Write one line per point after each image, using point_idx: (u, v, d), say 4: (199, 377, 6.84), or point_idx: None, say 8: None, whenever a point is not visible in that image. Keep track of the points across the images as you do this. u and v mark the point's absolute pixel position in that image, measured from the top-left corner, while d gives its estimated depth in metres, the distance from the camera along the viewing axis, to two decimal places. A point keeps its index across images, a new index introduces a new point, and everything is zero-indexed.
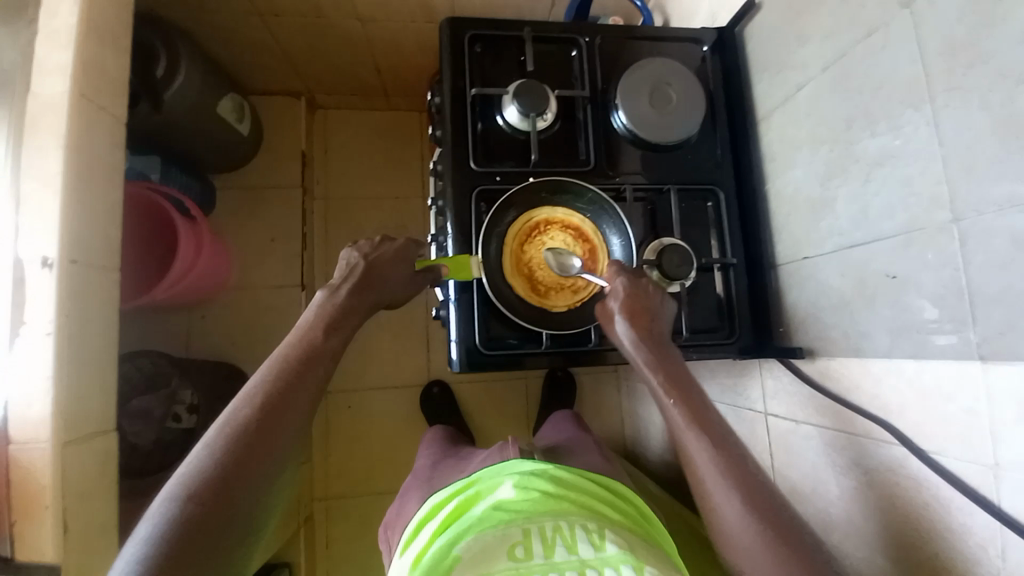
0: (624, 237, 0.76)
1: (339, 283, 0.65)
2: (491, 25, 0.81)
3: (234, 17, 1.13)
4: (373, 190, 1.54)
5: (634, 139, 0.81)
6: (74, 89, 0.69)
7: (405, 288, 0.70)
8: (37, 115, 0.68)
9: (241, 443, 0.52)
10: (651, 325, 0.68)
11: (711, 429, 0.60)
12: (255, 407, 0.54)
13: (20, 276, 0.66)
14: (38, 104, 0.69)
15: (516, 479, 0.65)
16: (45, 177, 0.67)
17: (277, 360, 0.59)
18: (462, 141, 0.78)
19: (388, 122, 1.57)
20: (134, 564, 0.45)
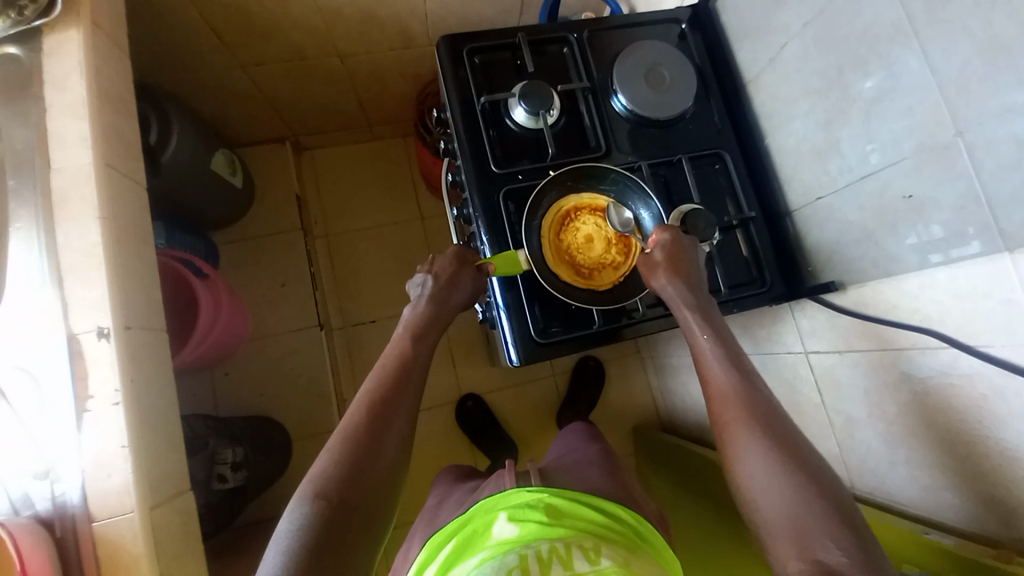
0: (652, 209, 0.80)
1: (417, 305, 0.72)
2: (485, 37, 0.85)
3: (217, 71, 1.16)
4: (371, 219, 1.56)
5: (636, 119, 0.86)
6: (98, 160, 0.72)
7: (467, 288, 0.74)
8: (71, 190, 0.71)
9: (359, 449, 0.59)
10: (688, 271, 0.72)
11: (745, 370, 0.64)
12: (366, 410, 0.62)
13: (76, 349, 0.66)
14: (66, 181, 0.71)
15: (512, 511, 0.66)
16: (86, 249, 0.69)
17: (380, 369, 0.67)
18: (480, 147, 0.81)
19: (375, 151, 1.60)
20: (283, 550, 0.52)
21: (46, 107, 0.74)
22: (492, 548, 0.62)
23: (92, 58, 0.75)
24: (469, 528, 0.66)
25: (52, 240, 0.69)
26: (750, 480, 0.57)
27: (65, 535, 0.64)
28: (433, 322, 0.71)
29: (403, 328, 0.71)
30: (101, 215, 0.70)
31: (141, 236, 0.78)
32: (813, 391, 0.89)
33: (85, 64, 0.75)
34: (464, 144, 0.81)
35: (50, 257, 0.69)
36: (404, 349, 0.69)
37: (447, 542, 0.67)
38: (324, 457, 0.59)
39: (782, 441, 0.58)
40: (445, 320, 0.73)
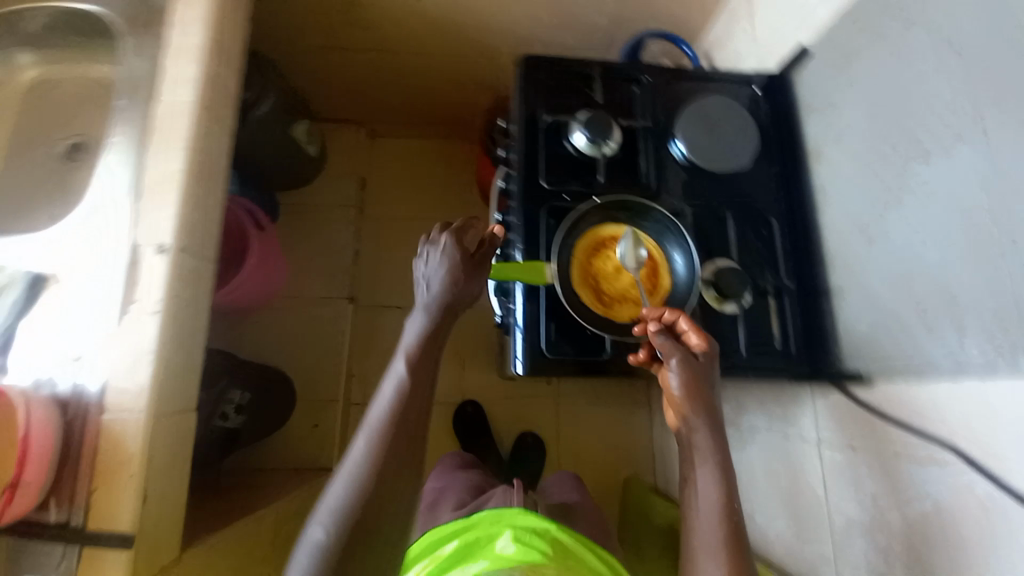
0: (687, 255, 0.80)
1: (438, 273, 0.75)
2: (561, 62, 0.90)
3: (316, 52, 1.27)
4: (422, 212, 1.64)
5: (690, 167, 0.87)
6: (196, 98, 0.80)
7: (489, 255, 0.77)
8: (167, 121, 0.79)
9: (394, 440, 0.67)
10: (705, 387, 0.69)
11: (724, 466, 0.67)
12: (387, 414, 0.68)
13: (136, 259, 0.74)
14: (166, 111, 0.79)
15: (516, 532, 0.73)
16: (167, 172, 0.77)
17: (402, 355, 0.72)
18: (533, 161, 0.85)
19: (441, 150, 1.68)
20: (337, 511, 0.63)
21: (164, 43, 0.83)
22: (493, 558, 0.70)
23: (214, 10, 0.84)
24: (472, 535, 0.76)
25: (142, 159, 0.78)
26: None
27: (74, 419, 0.69)
28: (464, 285, 0.75)
29: (426, 295, 0.75)
30: (188, 147, 0.78)
31: (217, 174, 0.86)
32: (818, 482, 0.84)
33: (207, 15, 0.84)
34: (520, 155, 0.85)
35: (137, 174, 0.78)
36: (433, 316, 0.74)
37: (450, 540, 0.77)
38: (350, 460, 0.66)
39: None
40: (477, 285, 0.76)
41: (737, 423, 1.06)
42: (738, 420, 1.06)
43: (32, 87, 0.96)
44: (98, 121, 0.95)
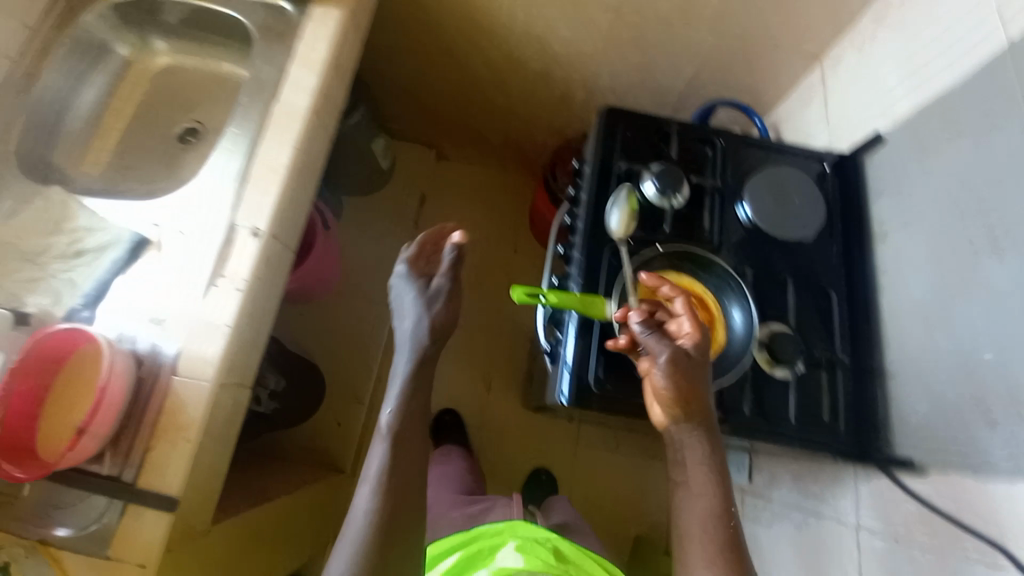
0: (745, 312, 0.83)
1: (409, 296, 0.92)
2: (641, 117, 0.96)
3: (409, 72, 1.40)
4: (472, 235, 1.71)
5: (753, 230, 0.90)
6: (310, 103, 0.89)
7: (452, 268, 0.93)
8: (282, 120, 0.88)
9: (401, 442, 0.78)
10: (695, 390, 0.70)
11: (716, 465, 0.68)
12: (394, 411, 0.81)
13: (232, 238, 0.81)
14: (282, 111, 0.88)
15: (518, 542, 0.82)
16: (273, 164, 0.85)
17: (404, 359, 0.87)
18: (602, 203, 0.90)
19: (499, 180, 1.77)
20: (369, 503, 0.73)
21: (291, 53, 0.92)
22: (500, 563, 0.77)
23: (340, 32, 0.94)
24: (475, 548, 0.83)
25: (253, 150, 0.86)
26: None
27: (147, 377, 0.73)
28: (435, 296, 0.91)
29: (405, 311, 0.91)
30: (296, 144, 0.86)
31: (312, 172, 0.94)
32: (851, 569, 0.81)
33: (332, 34, 0.94)
34: (590, 195, 0.90)
35: (247, 162, 0.85)
36: (421, 322, 0.89)
37: (452, 554, 0.83)
38: (379, 455, 0.77)
39: None
40: (453, 295, 0.92)
41: (765, 495, 1.03)
42: (768, 493, 1.03)
43: (163, 74, 1.07)
44: (216, 113, 1.05)
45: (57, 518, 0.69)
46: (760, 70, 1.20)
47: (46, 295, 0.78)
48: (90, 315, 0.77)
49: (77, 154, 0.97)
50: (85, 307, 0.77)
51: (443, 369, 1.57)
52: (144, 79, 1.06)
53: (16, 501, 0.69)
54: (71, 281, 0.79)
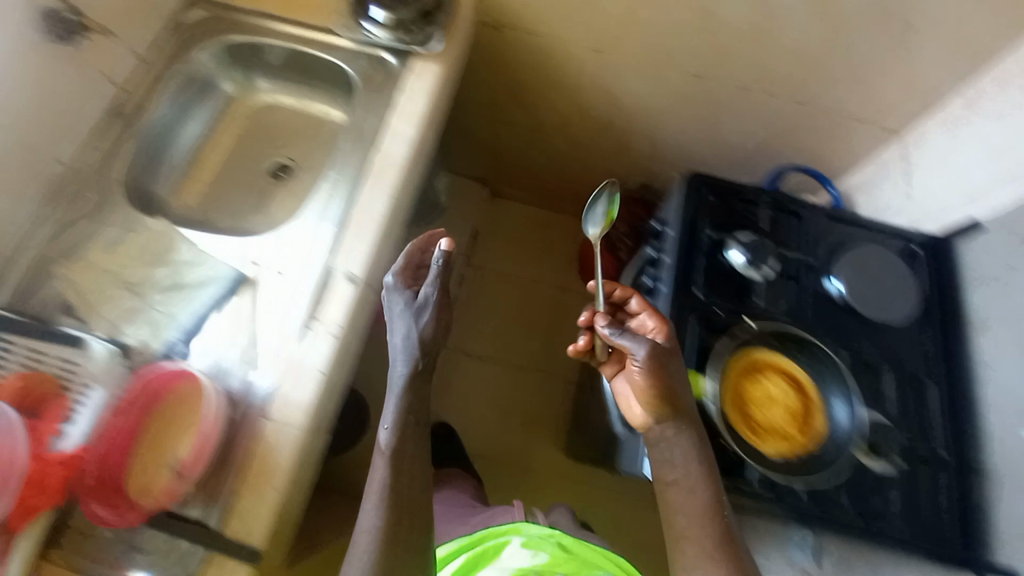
0: (849, 405, 0.81)
1: (396, 308, 0.86)
2: (729, 184, 0.96)
3: (479, 115, 1.43)
4: (522, 274, 1.72)
5: (844, 308, 0.88)
6: (408, 154, 0.92)
7: (440, 276, 0.88)
8: (380, 168, 0.91)
9: (407, 456, 0.81)
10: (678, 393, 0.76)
11: (699, 472, 0.73)
12: (392, 429, 0.81)
13: (327, 282, 0.82)
14: (381, 159, 0.91)
15: (524, 540, 0.88)
16: (371, 211, 0.87)
17: (397, 367, 0.85)
18: (690, 269, 0.89)
19: (551, 221, 1.78)
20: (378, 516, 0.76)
21: (392, 105, 0.96)
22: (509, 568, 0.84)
23: (439, 87, 0.98)
24: (480, 548, 0.88)
25: (351, 196, 0.89)
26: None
27: (238, 419, 0.74)
28: (422, 308, 0.86)
29: (394, 323, 0.86)
30: (392, 195, 0.89)
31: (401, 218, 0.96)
32: None
33: (431, 88, 0.98)
34: (677, 259, 0.90)
35: (345, 211, 0.87)
36: (410, 335, 0.85)
37: (459, 556, 0.88)
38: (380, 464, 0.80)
39: None
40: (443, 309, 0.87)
41: None
42: None
43: (258, 112, 1.11)
44: (306, 153, 1.10)
45: (134, 561, 0.67)
46: (838, 141, 1.21)
47: (142, 327, 0.80)
48: (186, 351, 0.79)
49: (175, 186, 1.02)
50: (182, 342, 0.79)
51: (486, 408, 1.57)
52: (240, 115, 1.10)
53: (90, 538, 0.68)
54: (168, 315, 0.81)
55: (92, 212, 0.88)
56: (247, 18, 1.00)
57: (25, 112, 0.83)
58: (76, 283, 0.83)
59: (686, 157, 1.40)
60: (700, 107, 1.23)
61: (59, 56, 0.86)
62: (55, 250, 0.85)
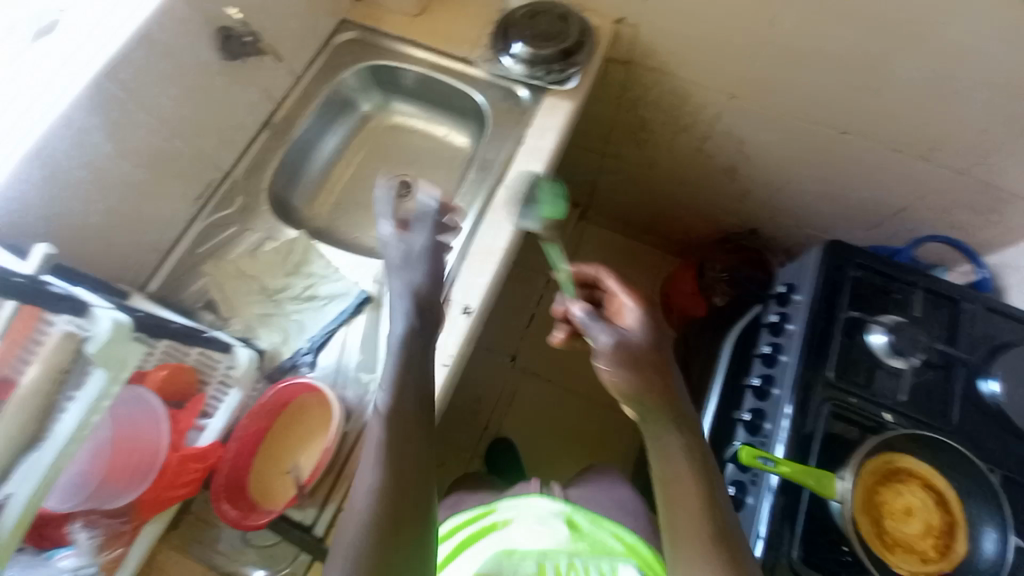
0: (1003, 533, 0.71)
1: (392, 258, 0.80)
2: (875, 258, 0.91)
3: (591, 145, 1.47)
4: None
5: (998, 415, 0.80)
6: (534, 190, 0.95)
7: (434, 230, 0.83)
8: (507, 202, 0.95)
9: (401, 426, 0.64)
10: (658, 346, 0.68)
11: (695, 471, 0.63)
12: (387, 393, 0.66)
13: (443, 310, 0.86)
14: (507, 194, 0.95)
15: (532, 518, 0.86)
16: (493, 245, 0.91)
17: (396, 326, 0.72)
18: (821, 345, 0.85)
19: (637, 251, 1.76)
20: (370, 499, 0.59)
21: (524, 140, 1.00)
22: (505, 549, 0.82)
23: (568, 126, 1.01)
24: (483, 525, 0.86)
25: (476, 226, 0.93)
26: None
27: (351, 435, 0.78)
28: (414, 260, 0.79)
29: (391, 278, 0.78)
30: (515, 230, 0.92)
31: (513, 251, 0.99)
32: None
33: (563, 127, 1.00)
34: (808, 331, 0.85)
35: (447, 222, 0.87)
36: (410, 284, 0.76)
37: (463, 531, 0.86)
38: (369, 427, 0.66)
39: None
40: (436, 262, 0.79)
41: None
42: None
43: (389, 131, 1.17)
44: (429, 176, 1.15)
45: (243, 559, 0.71)
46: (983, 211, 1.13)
47: (275, 334, 0.85)
48: (312, 362, 0.83)
49: (311, 194, 1.09)
50: (309, 353, 0.83)
51: (550, 437, 1.55)
52: (374, 132, 1.17)
53: (207, 529, 0.73)
54: (299, 325, 0.86)
55: (240, 216, 0.96)
56: (397, 45, 1.09)
57: (208, 123, 0.91)
58: (221, 282, 0.90)
59: (799, 205, 1.36)
60: (829, 152, 1.19)
61: (240, 72, 0.92)
62: (199, 249, 0.93)
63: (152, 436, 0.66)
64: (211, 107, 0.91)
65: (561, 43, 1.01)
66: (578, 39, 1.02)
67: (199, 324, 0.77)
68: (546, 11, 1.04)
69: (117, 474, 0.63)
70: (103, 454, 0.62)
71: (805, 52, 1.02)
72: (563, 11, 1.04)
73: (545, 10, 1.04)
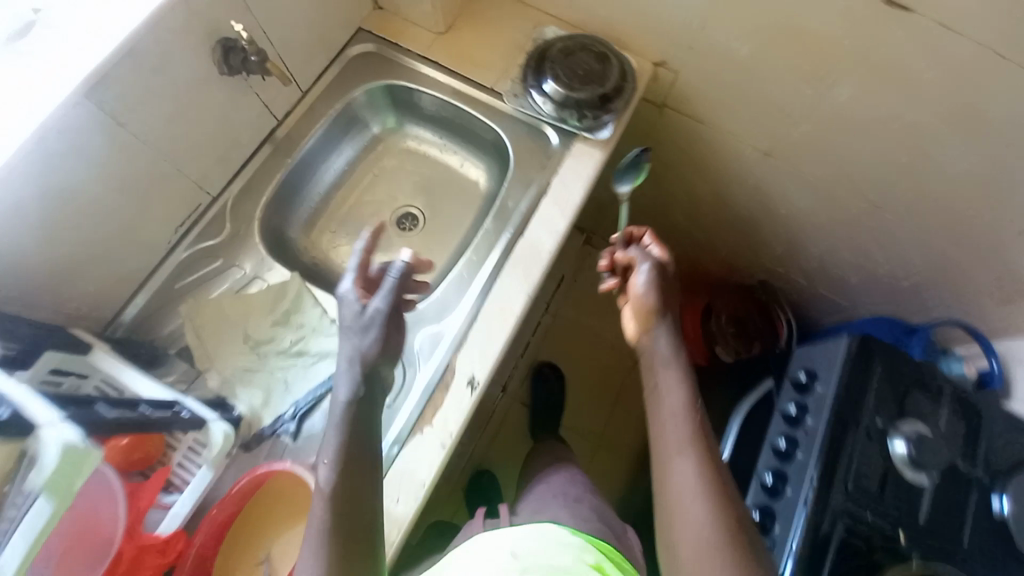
0: None
1: (347, 317, 0.70)
2: (902, 355, 0.87)
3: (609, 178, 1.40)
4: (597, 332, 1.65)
5: (1007, 538, 0.79)
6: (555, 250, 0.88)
7: (397, 298, 0.70)
8: (526, 260, 0.87)
9: (344, 490, 0.59)
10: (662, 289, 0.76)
11: (713, 449, 0.62)
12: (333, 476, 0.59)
13: (447, 381, 0.80)
14: (526, 250, 0.87)
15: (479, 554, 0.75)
16: (506, 309, 0.84)
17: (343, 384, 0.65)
18: (842, 447, 0.81)
19: None
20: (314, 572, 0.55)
21: (546, 191, 0.92)
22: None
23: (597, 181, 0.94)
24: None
25: (490, 287, 0.86)
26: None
27: None
28: (369, 326, 0.68)
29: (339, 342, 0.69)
30: (530, 294, 0.85)
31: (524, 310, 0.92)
32: None
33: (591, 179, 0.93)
34: (829, 431, 0.82)
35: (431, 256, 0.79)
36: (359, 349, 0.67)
37: None
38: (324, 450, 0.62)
39: None
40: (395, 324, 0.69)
41: None
42: None
43: (398, 156, 1.09)
44: (439, 208, 1.07)
45: None
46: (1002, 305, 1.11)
47: (257, 392, 0.77)
48: (294, 432, 0.75)
49: (309, 219, 1.00)
50: (292, 422, 0.76)
51: None
52: (383, 154, 1.08)
53: None
54: (285, 385, 0.78)
55: (226, 248, 0.86)
56: (416, 65, 1.00)
57: (199, 144, 0.80)
58: (197, 326, 0.79)
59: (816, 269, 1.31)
60: (858, 223, 1.14)
61: (243, 90, 0.83)
62: (177, 282, 0.83)
63: (110, 518, 0.60)
64: (205, 127, 0.80)
65: (598, 88, 0.94)
66: (616, 85, 0.95)
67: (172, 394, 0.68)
68: (585, 50, 0.97)
69: (72, 555, 0.58)
70: (54, 538, 0.56)
71: (857, 125, 0.96)
72: (603, 52, 0.97)
73: (585, 48, 0.97)
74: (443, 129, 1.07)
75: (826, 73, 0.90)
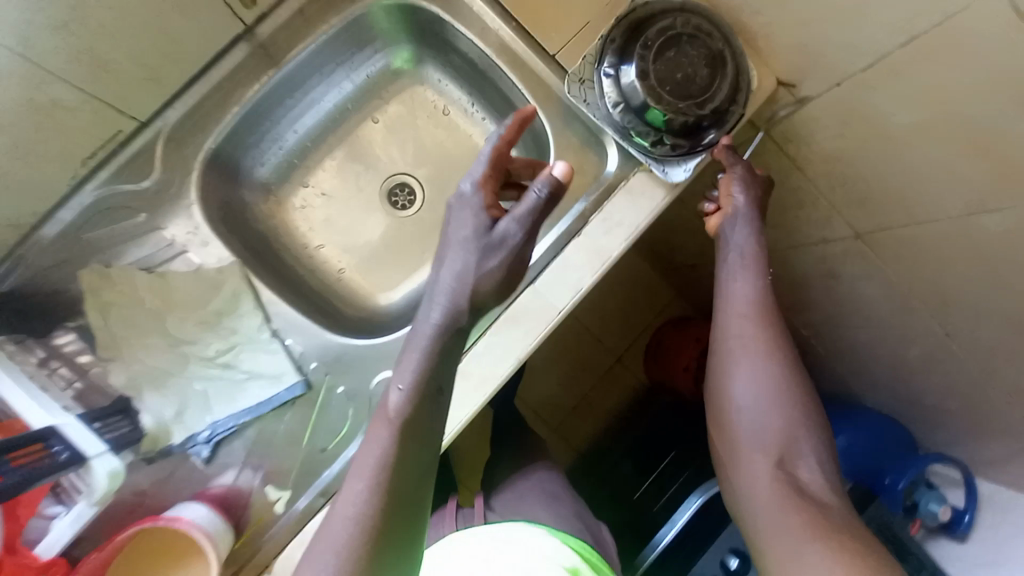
0: None
1: (463, 229, 0.60)
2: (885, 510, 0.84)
3: None
4: (581, 327, 1.32)
5: None
6: (565, 311, 0.70)
7: (535, 219, 0.59)
8: (529, 318, 0.70)
9: (388, 498, 0.51)
10: (755, 204, 0.68)
11: (772, 345, 0.64)
12: (364, 500, 0.50)
13: None
14: (531, 304, 0.70)
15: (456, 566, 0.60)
16: (488, 374, 0.69)
17: (443, 298, 0.59)
18: None
19: (646, 279, 1.35)
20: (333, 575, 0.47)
21: (582, 230, 0.71)
22: None
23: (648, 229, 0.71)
24: None
25: (477, 337, 0.70)
26: (781, 541, 0.55)
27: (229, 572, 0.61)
28: (494, 247, 0.58)
29: (450, 252, 0.60)
30: (522, 358, 0.70)
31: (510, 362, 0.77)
32: None
33: (642, 229, 0.71)
34: None
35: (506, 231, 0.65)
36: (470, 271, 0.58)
37: None
38: (415, 353, 0.58)
39: (796, 497, 0.57)
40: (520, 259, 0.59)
41: None
42: None
43: (409, 106, 0.84)
44: (443, 189, 0.85)
45: None
46: None
47: (170, 403, 0.68)
48: (206, 455, 0.67)
49: (287, 180, 0.81)
50: (204, 443, 0.67)
51: None
52: (394, 99, 0.83)
53: None
54: (204, 398, 0.69)
55: (150, 200, 0.69)
56: None
57: None
58: (106, 301, 0.69)
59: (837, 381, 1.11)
60: (919, 369, 0.90)
61: None
62: (86, 233, 0.69)
63: None
64: None
65: (690, 109, 0.65)
66: (716, 111, 0.66)
67: (52, 421, 0.62)
68: (695, 41, 0.64)
69: None
70: None
71: (951, 278, 0.72)
72: (720, 52, 0.65)
73: (696, 36, 0.64)
74: (475, 84, 0.80)
75: (969, 209, 0.62)
